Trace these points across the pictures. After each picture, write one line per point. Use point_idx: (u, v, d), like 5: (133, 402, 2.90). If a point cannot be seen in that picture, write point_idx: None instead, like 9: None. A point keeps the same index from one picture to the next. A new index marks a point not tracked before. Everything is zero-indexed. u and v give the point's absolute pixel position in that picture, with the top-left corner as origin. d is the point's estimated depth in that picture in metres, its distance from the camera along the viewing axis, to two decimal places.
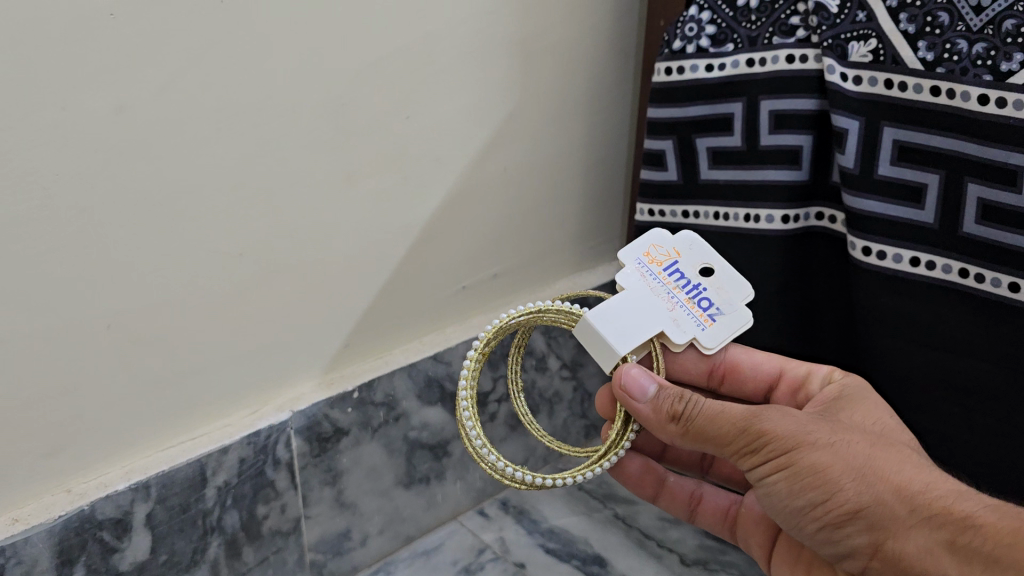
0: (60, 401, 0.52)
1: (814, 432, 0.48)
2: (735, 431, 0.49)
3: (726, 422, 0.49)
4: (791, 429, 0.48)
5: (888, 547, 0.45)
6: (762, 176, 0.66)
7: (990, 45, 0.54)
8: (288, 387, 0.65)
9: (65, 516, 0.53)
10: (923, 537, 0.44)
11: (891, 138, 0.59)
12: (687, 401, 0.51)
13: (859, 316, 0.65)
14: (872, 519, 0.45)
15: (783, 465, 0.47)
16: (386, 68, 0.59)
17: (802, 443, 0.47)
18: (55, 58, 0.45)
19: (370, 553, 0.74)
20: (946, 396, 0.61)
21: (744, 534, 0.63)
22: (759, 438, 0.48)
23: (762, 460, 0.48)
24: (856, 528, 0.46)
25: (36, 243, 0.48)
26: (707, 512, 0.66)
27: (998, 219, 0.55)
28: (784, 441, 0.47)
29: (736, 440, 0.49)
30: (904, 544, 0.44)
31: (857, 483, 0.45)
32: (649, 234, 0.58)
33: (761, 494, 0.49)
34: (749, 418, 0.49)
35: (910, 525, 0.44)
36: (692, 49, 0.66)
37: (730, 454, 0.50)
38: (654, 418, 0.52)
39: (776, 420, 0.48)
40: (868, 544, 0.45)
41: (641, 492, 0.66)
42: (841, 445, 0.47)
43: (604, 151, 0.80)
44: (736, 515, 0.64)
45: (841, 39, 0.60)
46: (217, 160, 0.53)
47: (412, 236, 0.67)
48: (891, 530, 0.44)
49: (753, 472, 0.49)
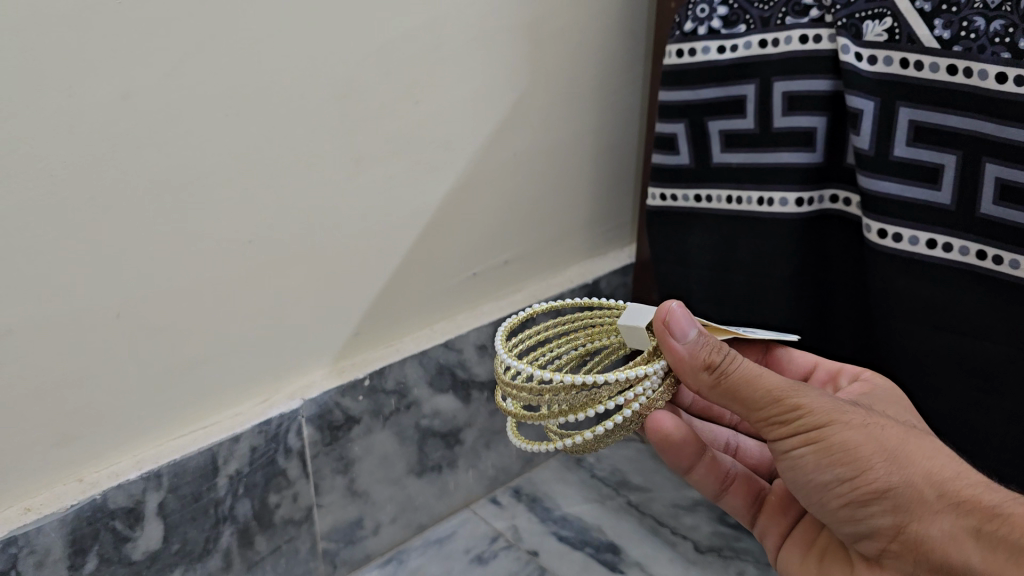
0: (69, 391, 0.52)
1: (848, 412, 0.45)
2: (768, 397, 0.46)
3: (759, 387, 0.46)
4: (824, 404, 0.45)
5: (912, 530, 0.43)
6: (776, 158, 0.65)
7: (1008, 22, 0.52)
8: (299, 375, 0.64)
9: (76, 505, 0.53)
10: (949, 522, 0.42)
11: (907, 119, 0.58)
12: (725, 352, 0.47)
13: (875, 299, 0.64)
14: (899, 501, 0.43)
15: (814, 439, 0.44)
16: (393, 53, 0.58)
17: (835, 420, 0.45)
18: (61, 44, 0.44)
19: (383, 542, 0.73)
20: (961, 379, 0.61)
21: (768, 518, 0.57)
22: (792, 408, 0.45)
23: (791, 432, 0.45)
24: (880, 509, 0.44)
25: (42, 231, 0.47)
26: (739, 492, 0.57)
27: (1016, 199, 0.54)
28: (816, 416, 0.45)
29: (767, 409, 0.46)
30: (928, 527, 0.42)
31: (887, 464, 0.43)
32: None
33: (782, 466, 0.47)
34: (784, 386, 0.46)
35: (938, 509, 0.42)
36: (703, 31, 0.66)
37: (756, 422, 0.47)
38: (686, 363, 0.48)
39: (811, 394, 0.46)
40: (890, 526, 0.44)
41: (676, 463, 0.55)
42: (875, 427, 0.45)
43: (615, 135, 0.80)
44: (763, 501, 0.57)
45: (856, 18, 0.59)
46: (225, 147, 0.53)
47: (423, 223, 0.66)
48: (916, 513, 0.43)
49: (778, 445, 0.46)
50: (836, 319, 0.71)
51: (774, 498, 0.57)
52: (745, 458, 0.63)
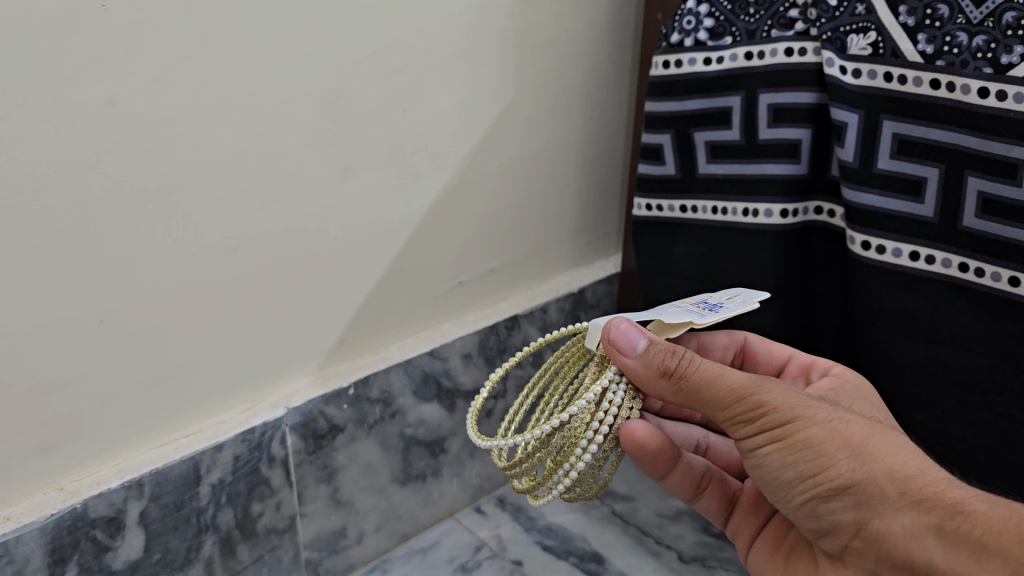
0: (51, 399, 0.52)
1: (813, 407, 0.44)
2: (731, 395, 0.45)
3: (722, 386, 0.45)
4: (789, 401, 0.44)
5: (873, 527, 0.41)
6: (761, 170, 0.66)
7: (990, 37, 0.53)
8: (284, 383, 0.64)
9: (57, 514, 0.52)
10: (910, 519, 0.40)
11: (891, 132, 0.59)
12: (680, 357, 0.46)
13: (859, 311, 0.65)
14: (860, 497, 0.41)
15: (779, 436, 0.43)
16: (381, 62, 0.58)
17: (800, 416, 0.43)
18: (47, 48, 0.44)
19: (367, 551, 0.73)
20: (946, 391, 0.61)
21: (740, 520, 0.54)
22: (755, 406, 0.44)
23: (757, 432, 0.44)
24: (842, 505, 0.42)
25: (24, 238, 0.47)
26: (713, 497, 0.55)
27: (998, 211, 0.55)
28: (781, 412, 0.43)
29: (731, 409, 0.45)
30: (888, 524, 0.41)
31: (850, 460, 0.42)
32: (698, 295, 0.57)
33: (746, 465, 0.45)
34: (746, 383, 0.45)
35: (898, 505, 0.40)
36: (689, 42, 0.66)
37: (722, 422, 0.46)
38: (642, 375, 0.47)
39: (776, 391, 0.44)
40: (851, 522, 0.42)
41: (652, 469, 0.52)
42: (839, 422, 0.43)
43: (602, 143, 0.80)
44: (735, 503, 0.55)
45: (841, 32, 0.59)
46: (211, 155, 0.52)
47: (409, 231, 0.66)
48: (877, 509, 0.41)
49: (743, 443, 0.45)
50: (822, 329, 0.71)
51: (747, 499, 0.54)
52: (718, 458, 0.61)
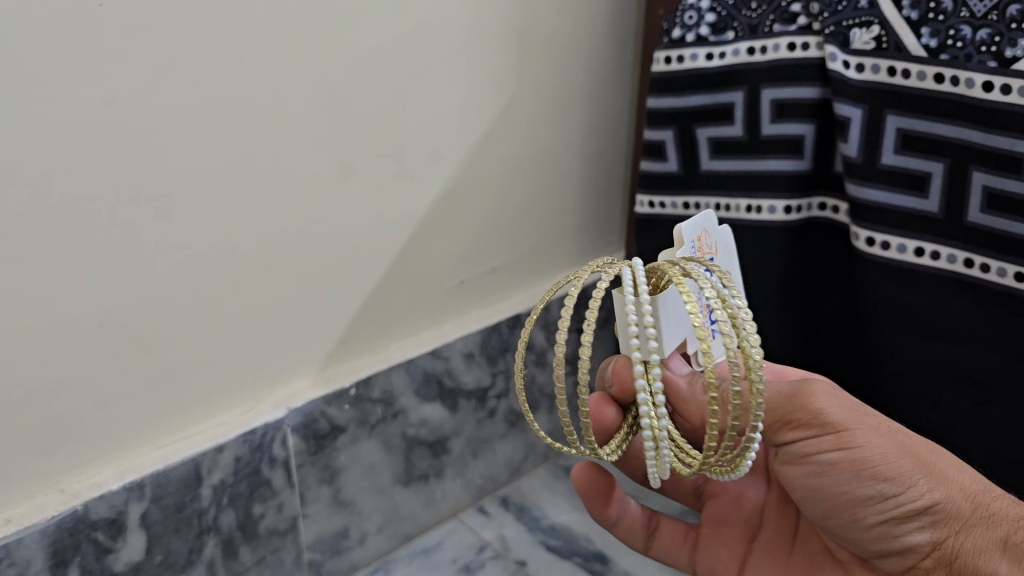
0: (51, 401, 0.51)
1: (876, 420, 0.47)
2: (793, 401, 0.47)
3: (778, 394, 0.48)
4: (855, 412, 0.47)
5: (947, 544, 0.46)
6: (764, 166, 0.65)
7: (994, 31, 0.52)
8: (284, 384, 0.64)
9: (58, 516, 0.52)
10: (981, 536, 0.45)
11: (894, 127, 0.58)
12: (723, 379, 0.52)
13: (863, 307, 0.65)
14: (938, 516, 0.46)
15: (856, 451, 0.46)
16: (380, 59, 0.58)
17: (870, 428, 0.46)
18: (44, 47, 0.44)
19: (369, 552, 0.73)
20: (953, 387, 0.60)
21: (710, 551, 0.60)
22: (827, 417, 0.46)
23: (833, 445, 0.46)
24: (920, 523, 0.46)
25: (21, 239, 0.47)
26: (665, 536, 0.61)
27: (1003, 206, 0.54)
28: (853, 423, 0.46)
29: (797, 416, 0.47)
30: (962, 540, 0.45)
31: (929, 480, 0.46)
32: (707, 216, 0.52)
33: (816, 478, 0.47)
34: (806, 391, 0.47)
35: (973, 522, 0.45)
36: (691, 38, 0.66)
37: (783, 430, 0.48)
38: (686, 392, 0.53)
39: (840, 402, 0.47)
40: (927, 540, 0.46)
41: (601, 517, 0.59)
42: (904, 436, 0.47)
43: (603, 142, 0.79)
44: (697, 537, 0.61)
45: (843, 26, 0.59)
46: (210, 155, 0.52)
47: (410, 229, 0.66)
48: (952, 527, 0.46)
49: (814, 453, 0.47)
50: (824, 325, 0.71)
51: (710, 528, 0.61)
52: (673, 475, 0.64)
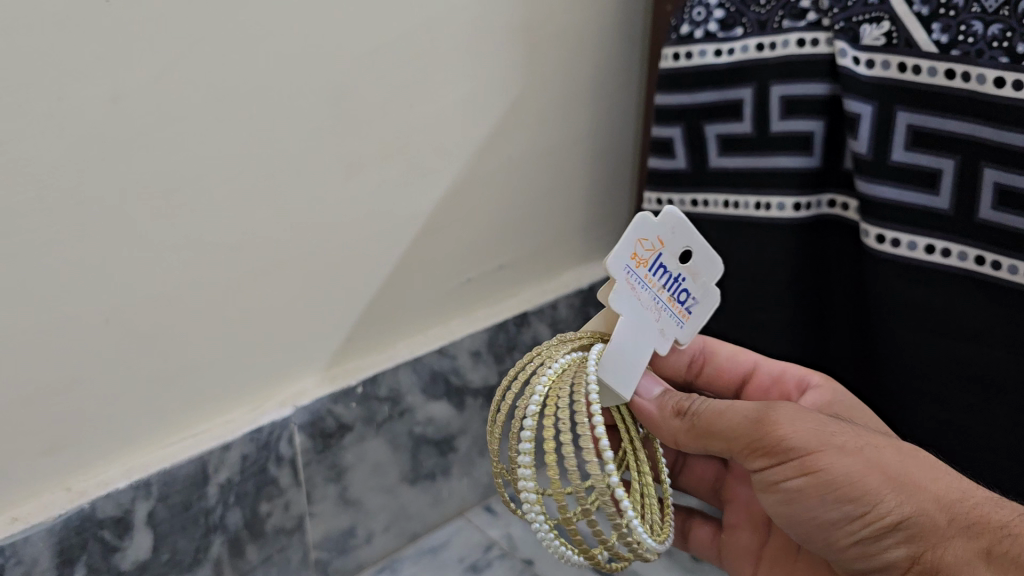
0: (57, 399, 0.51)
1: (840, 437, 0.47)
2: (753, 426, 0.48)
3: (741, 418, 0.49)
4: (816, 431, 0.47)
5: (927, 558, 0.44)
6: (773, 164, 0.65)
7: (1006, 27, 0.52)
8: (290, 382, 0.64)
9: (64, 515, 0.52)
10: (962, 548, 0.44)
11: (905, 123, 0.57)
12: (694, 399, 0.53)
13: (872, 305, 0.64)
14: (912, 530, 0.45)
15: (815, 473, 0.46)
16: (386, 55, 0.58)
17: (832, 448, 0.46)
18: (51, 44, 0.44)
19: (376, 551, 0.73)
20: (964, 385, 0.60)
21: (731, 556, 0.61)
22: (783, 441, 0.47)
23: (790, 468, 0.47)
24: (894, 540, 0.45)
25: (27, 237, 0.46)
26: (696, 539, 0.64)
27: (1015, 203, 0.54)
28: (812, 444, 0.47)
29: (757, 441, 0.48)
30: (943, 554, 0.44)
31: (897, 494, 0.45)
32: (635, 227, 0.49)
33: (783, 502, 0.48)
34: (767, 414, 0.48)
35: (950, 533, 0.44)
36: (700, 34, 0.65)
37: (746, 456, 0.49)
38: (659, 418, 0.53)
39: (802, 423, 0.48)
40: (904, 556, 0.45)
41: None
42: (872, 449, 0.47)
43: (609, 141, 0.79)
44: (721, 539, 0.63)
45: (853, 22, 0.59)
46: (217, 152, 0.52)
47: (417, 226, 0.65)
48: (930, 540, 0.44)
49: (776, 479, 0.48)
50: (834, 321, 0.71)
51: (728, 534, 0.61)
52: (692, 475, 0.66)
